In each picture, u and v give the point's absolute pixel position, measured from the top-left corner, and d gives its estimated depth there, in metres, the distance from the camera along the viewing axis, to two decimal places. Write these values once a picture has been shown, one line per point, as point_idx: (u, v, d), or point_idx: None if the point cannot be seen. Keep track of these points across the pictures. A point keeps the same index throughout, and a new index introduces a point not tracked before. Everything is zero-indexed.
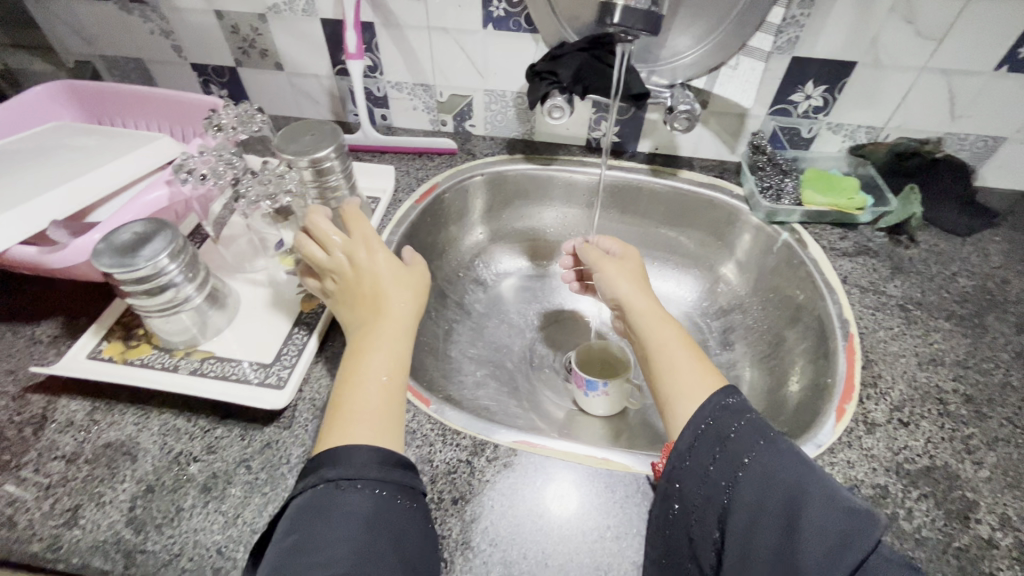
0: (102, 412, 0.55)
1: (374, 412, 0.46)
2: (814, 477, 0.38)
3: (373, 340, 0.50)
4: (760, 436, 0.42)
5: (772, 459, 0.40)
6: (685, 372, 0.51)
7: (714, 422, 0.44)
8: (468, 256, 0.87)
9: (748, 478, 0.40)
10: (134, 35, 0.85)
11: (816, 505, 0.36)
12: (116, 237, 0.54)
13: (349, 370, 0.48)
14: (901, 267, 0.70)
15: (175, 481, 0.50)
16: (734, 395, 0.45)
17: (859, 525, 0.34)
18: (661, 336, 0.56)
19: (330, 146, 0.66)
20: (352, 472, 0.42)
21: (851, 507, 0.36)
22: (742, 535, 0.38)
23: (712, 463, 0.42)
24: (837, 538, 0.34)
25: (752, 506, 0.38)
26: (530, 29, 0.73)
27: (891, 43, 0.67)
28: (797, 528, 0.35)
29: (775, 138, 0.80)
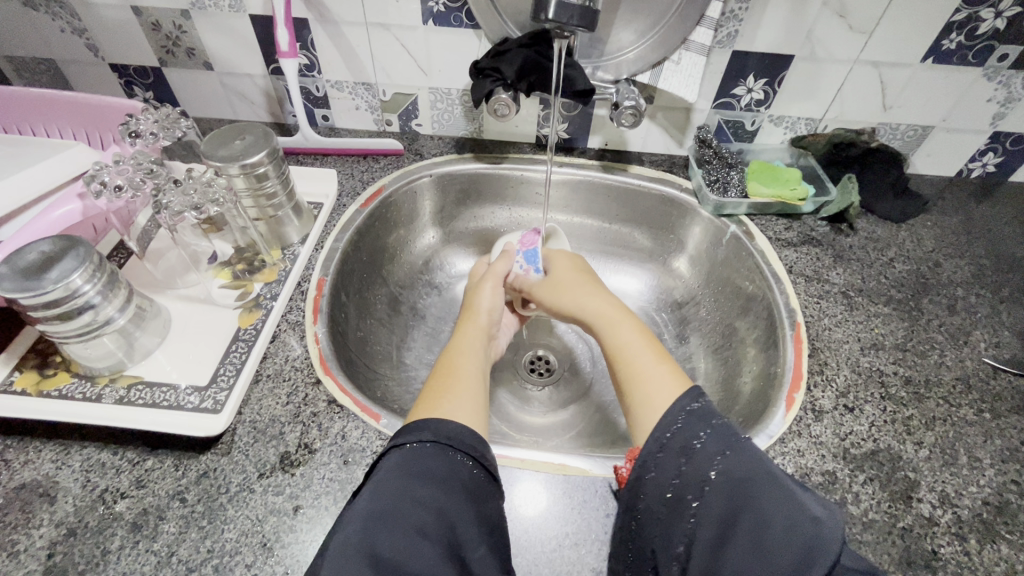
0: (14, 451, 0.50)
1: (475, 405, 0.50)
2: (779, 487, 0.38)
3: (478, 368, 0.56)
4: (725, 446, 0.41)
5: (738, 471, 0.39)
6: (649, 374, 0.50)
7: (679, 430, 0.43)
8: (421, 259, 0.85)
9: (715, 492, 0.39)
10: (42, 33, 0.78)
11: (783, 519, 0.36)
12: (20, 258, 0.49)
13: (455, 368, 0.54)
14: (843, 255, 0.72)
15: (101, 521, 0.46)
16: (697, 400, 0.45)
17: (823, 537, 0.35)
18: (621, 340, 0.55)
19: (263, 151, 0.62)
20: (439, 437, 0.44)
21: (816, 518, 0.36)
22: (710, 549, 0.37)
23: (678, 476, 0.41)
24: (802, 552, 0.35)
25: (721, 521, 0.38)
26: (471, 24, 0.71)
27: (826, 36, 0.68)
28: (765, 540, 0.36)
29: (720, 131, 0.81)
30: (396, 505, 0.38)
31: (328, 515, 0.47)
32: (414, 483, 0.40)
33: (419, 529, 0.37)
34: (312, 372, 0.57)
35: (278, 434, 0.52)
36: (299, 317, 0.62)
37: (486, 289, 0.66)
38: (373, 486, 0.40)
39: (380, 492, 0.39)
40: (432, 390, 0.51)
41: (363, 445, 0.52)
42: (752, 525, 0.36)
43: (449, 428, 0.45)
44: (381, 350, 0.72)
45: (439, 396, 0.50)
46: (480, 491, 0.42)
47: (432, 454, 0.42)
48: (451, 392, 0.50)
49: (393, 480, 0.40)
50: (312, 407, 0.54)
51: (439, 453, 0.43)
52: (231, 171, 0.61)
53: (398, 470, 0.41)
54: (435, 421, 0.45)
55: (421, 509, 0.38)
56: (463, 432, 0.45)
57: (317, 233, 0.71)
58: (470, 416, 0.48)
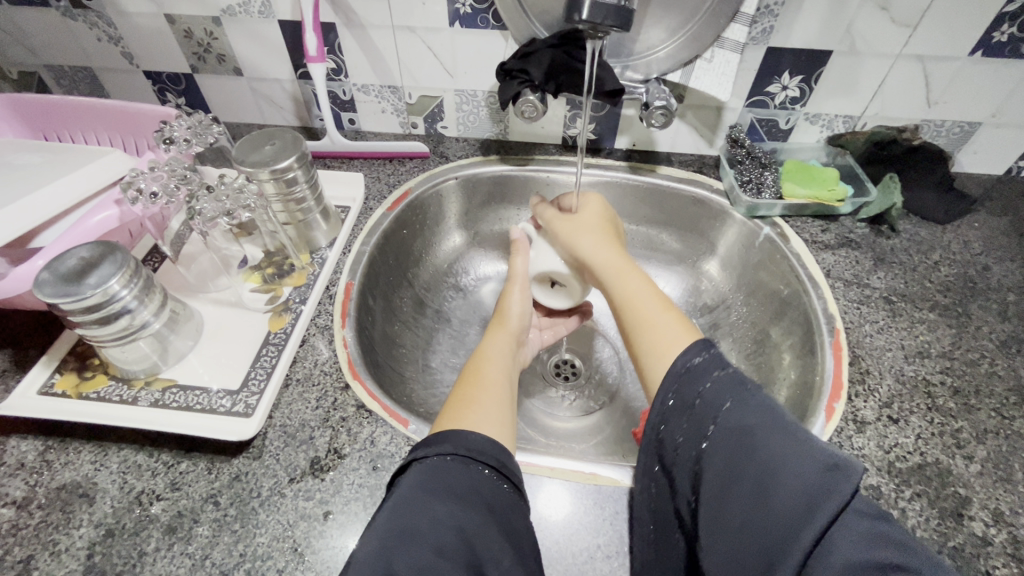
0: (55, 451, 0.52)
1: (500, 414, 0.50)
2: (787, 439, 0.35)
3: (505, 375, 0.55)
4: (727, 396, 0.39)
5: (737, 419, 0.38)
6: (658, 324, 0.52)
7: (681, 386, 0.42)
8: (446, 262, 0.85)
9: (715, 444, 0.38)
10: (81, 42, 0.80)
11: (783, 469, 0.34)
12: (60, 264, 0.50)
13: (481, 375, 0.54)
14: (884, 258, 0.69)
15: (137, 523, 0.47)
16: (700, 354, 0.43)
17: (831, 484, 0.32)
18: (632, 290, 0.57)
19: (293, 156, 0.62)
20: (461, 450, 0.43)
21: (816, 467, 0.33)
22: (714, 502, 0.37)
23: (682, 432, 0.41)
24: (806, 501, 0.32)
25: (719, 476, 0.37)
26: (498, 25, 0.71)
27: (867, 31, 0.65)
28: (768, 491, 0.34)
29: (752, 130, 0.78)
30: (419, 520, 0.38)
31: (358, 521, 0.47)
32: (432, 498, 0.39)
33: (438, 552, 0.36)
34: (341, 377, 0.57)
35: (308, 438, 0.52)
36: (328, 322, 0.62)
37: (514, 294, 0.66)
38: (394, 499, 0.40)
39: (401, 508, 0.38)
40: (458, 399, 0.51)
41: (392, 451, 0.52)
42: (750, 479, 0.35)
43: (469, 440, 0.44)
44: (407, 353, 0.73)
45: (464, 405, 0.50)
46: (501, 506, 0.41)
47: (451, 467, 0.42)
48: (475, 401, 0.50)
49: (415, 495, 0.39)
50: (341, 412, 0.54)
51: (458, 466, 0.42)
52: (261, 177, 0.62)
53: (420, 483, 0.40)
54: (455, 432, 0.45)
55: (442, 531, 0.37)
56: (484, 442, 0.45)
57: (345, 237, 0.71)
58: (493, 425, 0.48)
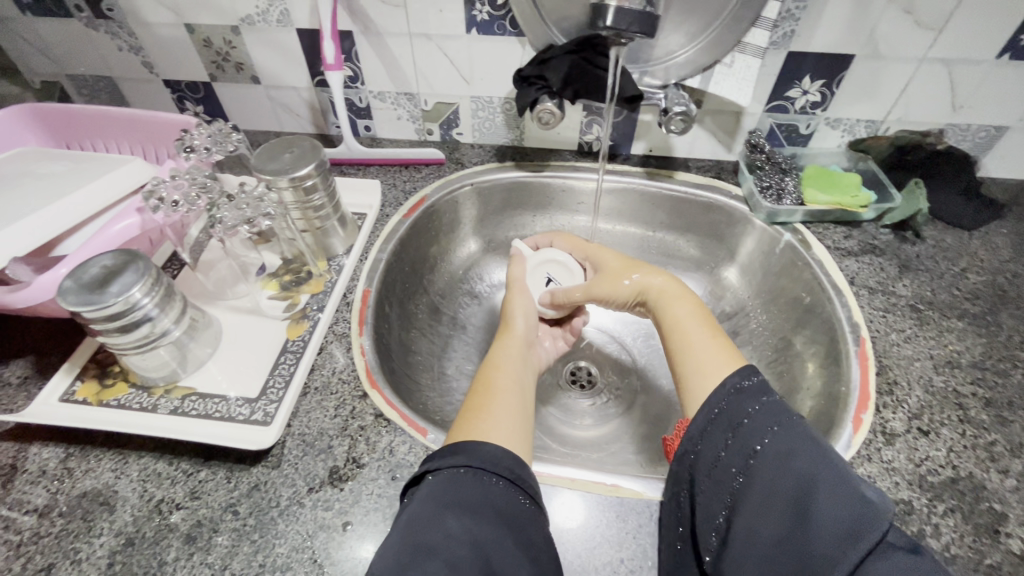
0: (76, 459, 0.52)
1: (513, 424, 0.49)
2: (835, 469, 0.36)
3: (516, 381, 0.54)
4: (776, 421, 0.41)
5: (785, 444, 0.39)
6: (705, 349, 0.51)
7: (729, 407, 0.43)
8: (461, 269, 0.84)
9: (762, 465, 0.39)
10: (102, 51, 0.81)
11: (828, 496, 0.35)
12: (83, 273, 0.50)
13: (491, 384, 0.53)
14: (909, 265, 0.67)
15: (157, 531, 0.47)
16: (750, 377, 0.44)
17: (872, 516, 0.33)
18: (679, 315, 0.56)
19: (311, 163, 0.62)
20: (475, 462, 0.42)
21: (860, 494, 0.35)
22: (749, 524, 0.37)
23: (723, 448, 0.42)
24: (847, 529, 0.33)
25: (760, 499, 0.38)
26: (515, 32, 0.71)
27: (890, 34, 0.64)
28: (809, 517, 0.35)
29: (772, 135, 0.77)
30: (433, 534, 0.37)
31: (378, 531, 0.47)
32: (446, 512, 0.39)
33: (450, 566, 0.36)
34: (359, 385, 0.57)
35: (327, 447, 0.52)
36: (346, 329, 0.62)
37: (518, 299, 0.67)
38: (409, 513, 0.39)
39: (416, 522, 0.38)
40: (470, 410, 0.50)
41: (410, 461, 0.51)
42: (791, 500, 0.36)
43: (485, 452, 0.43)
44: (423, 360, 0.72)
45: (478, 415, 0.49)
46: (517, 520, 0.40)
47: (463, 480, 0.41)
48: (487, 411, 0.49)
49: (428, 509, 0.39)
50: (360, 420, 0.54)
51: (471, 479, 0.41)
52: (280, 185, 0.62)
53: (433, 497, 0.40)
54: (470, 443, 0.44)
55: (456, 545, 0.37)
56: (500, 454, 0.44)
57: (361, 244, 0.71)
58: (507, 436, 0.47)
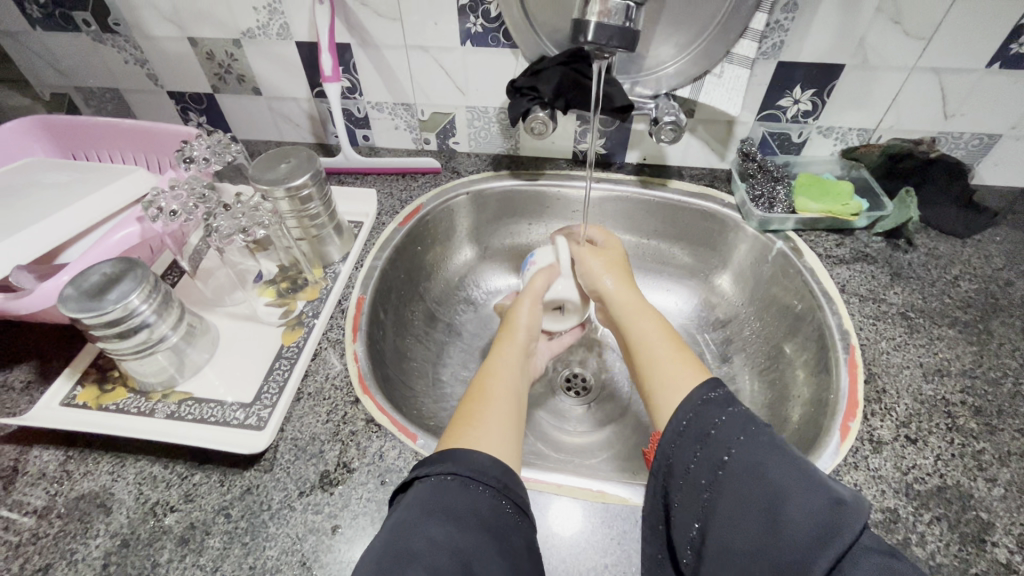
0: (75, 462, 0.53)
1: (505, 431, 0.48)
2: (799, 473, 0.37)
3: (510, 388, 0.53)
4: (741, 431, 0.41)
5: (751, 454, 0.39)
6: (668, 361, 0.51)
7: (695, 417, 0.43)
8: (457, 276, 0.85)
9: (730, 476, 0.39)
10: (109, 65, 0.84)
11: (796, 503, 0.35)
12: (84, 280, 0.52)
13: (486, 391, 0.53)
14: (901, 273, 0.68)
15: (151, 533, 0.48)
16: (715, 389, 0.45)
17: (843, 520, 0.34)
18: (643, 331, 0.56)
19: (307, 174, 0.64)
20: (463, 470, 0.43)
21: (828, 497, 0.35)
22: (722, 536, 0.38)
23: (692, 461, 0.42)
24: (818, 534, 0.34)
25: (731, 510, 0.38)
26: (509, 44, 0.72)
27: (879, 44, 0.65)
28: (780, 526, 0.35)
29: (764, 144, 0.78)
30: (416, 542, 0.38)
31: (366, 535, 0.47)
32: (430, 520, 0.39)
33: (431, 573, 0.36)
34: (351, 391, 0.58)
35: (318, 452, 0.53)
36: (340, 335, 0.63)
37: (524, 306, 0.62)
38: (394, 521, 0.40)
39: (400, 529, 0.39)
40: (462, 415, 0.50)
41: (400, 466, 0.52)
42: (760, 506, 0.36)
43: (473, 460, 0.44)
44: (418, 366, 0.73)
45: (467, 421, 0.49)
46: (501, 527, 0.41)
47: (450, 487, 0.42)
48: (479, 417, 0.49)
49: (412, 516, 0.40)
50: (351, 425, 0.55)
51: (459, 487, 0.42)
52: (277, 195, 0.63)
53: (418, 504, 0.41)
54: (458, 452, 0.44)
55: (438, 552, 0.37)
56: (489, 462, 0.44)
57: (357, 252, 0.72)
58: (498, 444, 0.47)
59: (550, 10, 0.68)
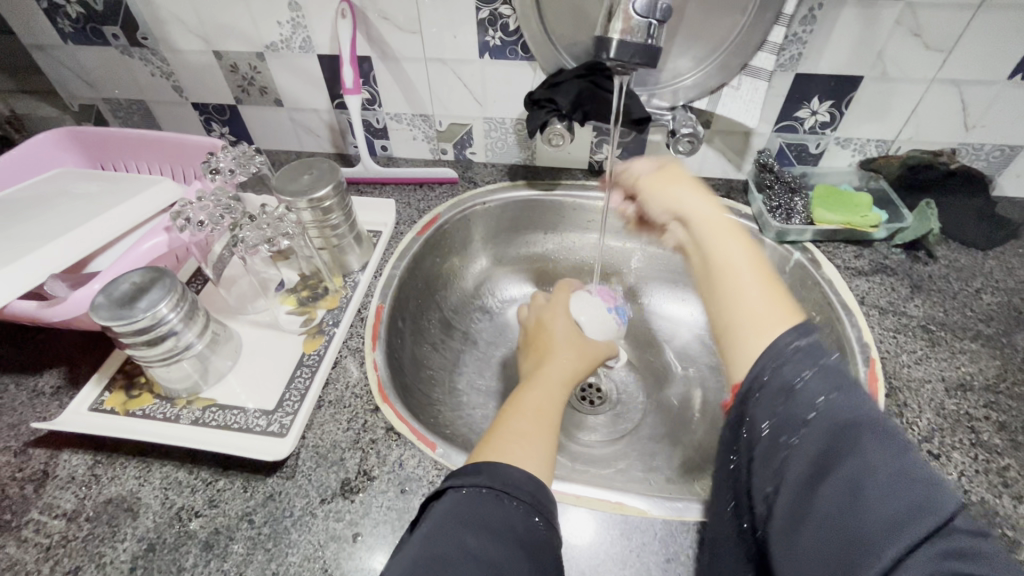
0: (103, 466, 0.54)
1: (539, 447, 0.49)
2: (886, 441, 0.31)
3: (543, 409, 0.53)
4: (831, 388, 0.35)
5: (841, 414, 0.34)
6: (756, 298, 0.45)
7: (775, 369, 0.38)
8: (473, 285, 0.86)
9: (813, 433, 0.34)
10: (136, 77, 0.86)
11: (880, 472, 0.30)
12: (115, 289, 0.53)
13: (518, 406, 0.53)
14: (921, 285, 0.67)
15: (177, 538, 0.49)
16: (805, 337, 0.39)
17: (931, 499, 0.28)
18: (727, 256, 0.49)
19: (329, 185, 0.65)
20: (499, 484, 0.43)
21: (913, 467, 0.30)
22: (794, 499, 0.33)
23: (773, 414, 0.36)
24: (904, 511, 0.29)
25: (805, 472, 0.33)
26: (527, 56, 0.73)
27: (899, 55, 0.65)
28: (860, 495, 0.30)
29: (781, 155, 0.78)
30: (451, 553, 0.38)
31: (386, 544, 0.48)
32: (467, 531, 0.40)
33: None
34: (371, 400, 0.59)
35: (339, 459, 0.54)
36: (359, 344, 0.64)
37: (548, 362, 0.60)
38: (428, 528, 0.40)
39: (435, 538, 0.39)
40: (496, 429, 0.50)
41: (419, 474, 0.53)
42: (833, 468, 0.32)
43: (507, 474, 0.44)
44: (435, 374, 0.74)
45: (497, 435, 0.49)
46: (536, 546, 0.41)
47: (487, 500, 0.42)
48: (510, 431, 0.49)
49: (448, 526, 0.40)
50: (371, 434, 0.56)
51: (494, 500, 0.42)
52: (300, 206, 0.65)
53: (453, 514, 0.41)
54: (493, 465, 0.45)
55: (473, 564, 0.38)
56: (522, 478, 0.44)
57: (376, 261, 0.73)
58: (530, 458, 0.47)
59: (568, 23, 0.69)
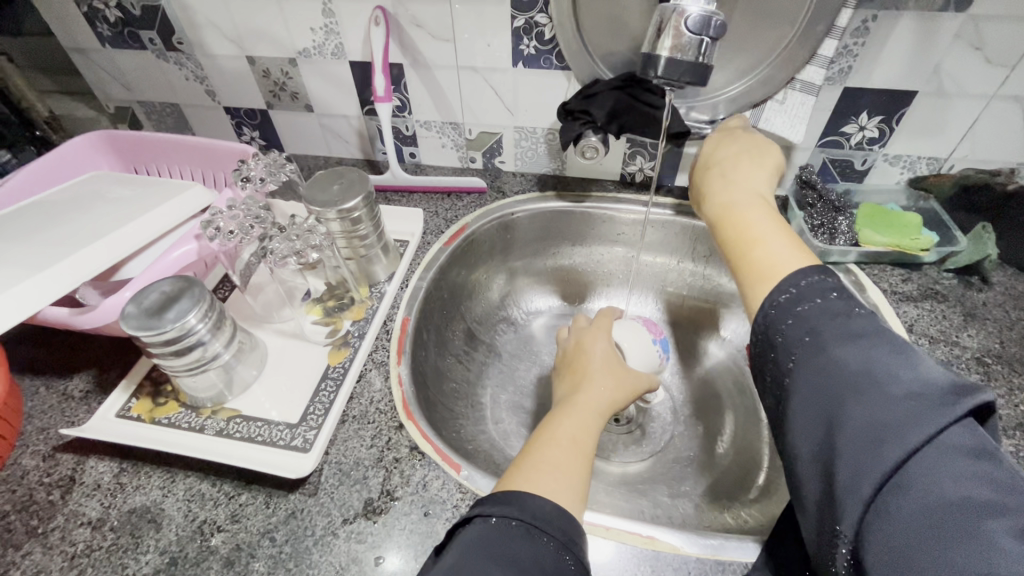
0: (128, 474, 0.54)
1: (572, 478, 0.47)
2: (906, 357, 0.33)
3: (576, 438, 0.51)
4: (848, 312, 0.38)
5: (860, 332, 0.36)
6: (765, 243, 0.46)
7: (787, 306, 0.40)
8: (498, 296, 0.85)
9: (831, 348, 0.36)
10: (170, 80, 0.87)
11: (895, 380, 0.32)
12: (145, 298, 0.53)
13: (551, 434, 0.51)
14: (975, 314, 0.63)
15: (199, 553, 0.48)
16: (808, 283, 0.40)
17: (943, 401, 0.30)
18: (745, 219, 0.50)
19: (358, 195, 0.64)
20: (530, 518, 0.42)
21: (914, 394, 0.31)
22: (807, 406, 0.35)
23: (792, 335, 0.39)
24: (913, 410, 0.30)
25: (820, 381, 0.35)
26: (562, 66, 0.71)
27: (958, 71, 0.61)
28: (873, 398, 0.32)
29: (824, 171, 0.75)
30: None
31: (408, 571, 0.46)
32: (496, 567, 0.38)
33: None
34: (396, 416, 0.57)
35: (362, 478, 0.53)
36: (384, 357, 0.63)
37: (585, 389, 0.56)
38: (454, 560, 0.39)
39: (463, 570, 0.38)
40: (526, 456, 0.49)
41: (444, 497, 0.51)
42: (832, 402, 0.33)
43: (536, 506, 0.43)
44: (458, 388, 0.73)
45: (527, 463, 0.48)
46: None
47: (516, 534, 0.41)
48: (542, 459, 0.48)
49: (476, 560, 0.38)
50: (395, 452, 0.55)
51: (524, 535, 0.41)
52: (329, 216, 0.64)
53: (481, 546, 0.39)
54: (521, 495, 0.43)
55: None
56: (553, 513, 0.42)
57: (402, 272, 0.72)
58: (562, 489, 0.45)
59: (605, 33, 0.67)
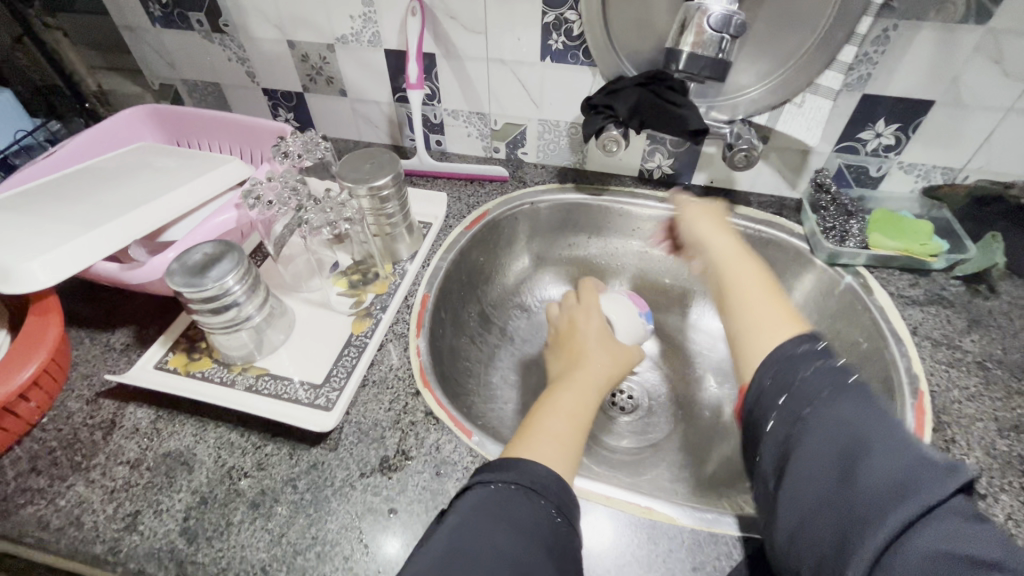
0: (164, 421, 0.58)
1: (569, 450, 0.49)
2: (891, 436, 0.35)
3: (575, 414, 0.53)
4: (830, 386, 0.41)
5: (845, 411, 0.39)
6: (759, 304, 0.51)
7: (780, 369, 0.44)
8: (514, 282, 0.88)
9: (816, 428, 0.39)
10: (213, 61, 0.91)
11: (877, 457, 0.35)
12: (189, 258, 0.57)
13: (556, 407, 0.54)
14: (980, 320, 0.65)
15: (227, 494, 0.52)
16: (803, 343, 0.45)
17: (927, 478, 0.32)
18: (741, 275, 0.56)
19: (387, 175, 0.68)
20: (530, 483, 0.44)
21: (899, 475, 0.33)
22: (795, 483, 0.38)
23: (775, 410, 0.42)
24: (897, 483, 0.33)
25: (808, 458, 0.38)
26: (588, 62, 0.74)
27: (975, 82, 0.63)
28: (857, 480, 0.34)
29: (840, 176, 0.76)
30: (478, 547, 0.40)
31: (419, 522, 0.50)
32: (497, 527, 0.41)
33: None
34: (413, 383, 0.61)
35: (380, 437, 0.56)
36: (404, 329, 0.67)
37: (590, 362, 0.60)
38: (457, 520, 0.42)
39: (465, 531, 0.41)
40: (529, 426, 0.52)
41: (455, 459, 0.54)
42: (833, 459, 0.36)
43: (536, 472, 0.45)
44: (471, 366, 0.76)
45: (530, 432, 0.51)
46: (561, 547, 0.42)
47: (515, 497, 0.43)
48: (544, 429, 0.51)
49: (477, 520, 0.41)
50: (411, 416, 0.58)
51: (523, 498, 0.43)
52: (359, 193, 0.68)
53: (482, 508, 0.42)
54: (522, 462, 0.46)
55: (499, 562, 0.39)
56: (551, 478, 0.45)
57: (424, 252, 0.76)
58: (560, 457, 0.48)
59: (631, 32, 0.70)
